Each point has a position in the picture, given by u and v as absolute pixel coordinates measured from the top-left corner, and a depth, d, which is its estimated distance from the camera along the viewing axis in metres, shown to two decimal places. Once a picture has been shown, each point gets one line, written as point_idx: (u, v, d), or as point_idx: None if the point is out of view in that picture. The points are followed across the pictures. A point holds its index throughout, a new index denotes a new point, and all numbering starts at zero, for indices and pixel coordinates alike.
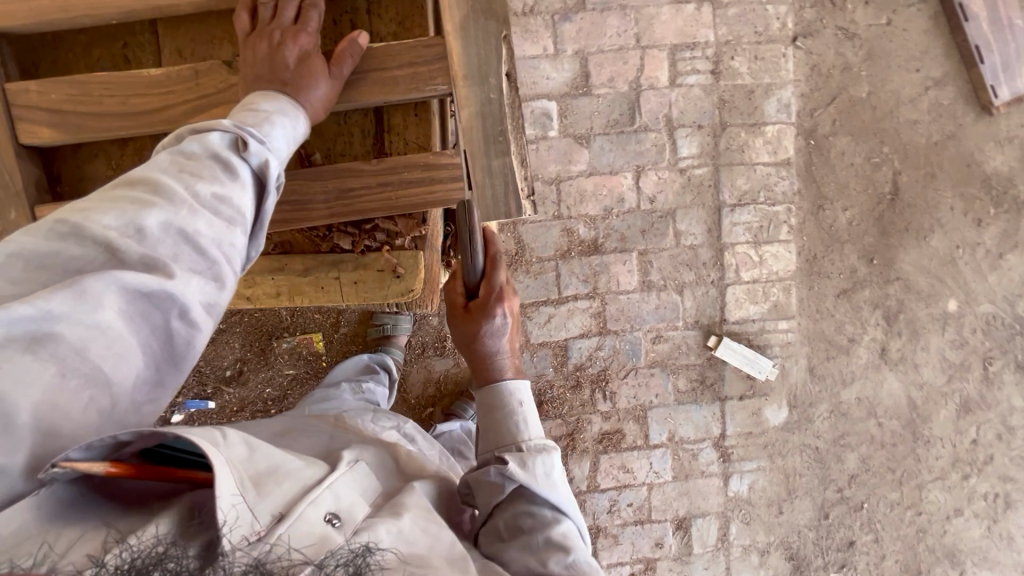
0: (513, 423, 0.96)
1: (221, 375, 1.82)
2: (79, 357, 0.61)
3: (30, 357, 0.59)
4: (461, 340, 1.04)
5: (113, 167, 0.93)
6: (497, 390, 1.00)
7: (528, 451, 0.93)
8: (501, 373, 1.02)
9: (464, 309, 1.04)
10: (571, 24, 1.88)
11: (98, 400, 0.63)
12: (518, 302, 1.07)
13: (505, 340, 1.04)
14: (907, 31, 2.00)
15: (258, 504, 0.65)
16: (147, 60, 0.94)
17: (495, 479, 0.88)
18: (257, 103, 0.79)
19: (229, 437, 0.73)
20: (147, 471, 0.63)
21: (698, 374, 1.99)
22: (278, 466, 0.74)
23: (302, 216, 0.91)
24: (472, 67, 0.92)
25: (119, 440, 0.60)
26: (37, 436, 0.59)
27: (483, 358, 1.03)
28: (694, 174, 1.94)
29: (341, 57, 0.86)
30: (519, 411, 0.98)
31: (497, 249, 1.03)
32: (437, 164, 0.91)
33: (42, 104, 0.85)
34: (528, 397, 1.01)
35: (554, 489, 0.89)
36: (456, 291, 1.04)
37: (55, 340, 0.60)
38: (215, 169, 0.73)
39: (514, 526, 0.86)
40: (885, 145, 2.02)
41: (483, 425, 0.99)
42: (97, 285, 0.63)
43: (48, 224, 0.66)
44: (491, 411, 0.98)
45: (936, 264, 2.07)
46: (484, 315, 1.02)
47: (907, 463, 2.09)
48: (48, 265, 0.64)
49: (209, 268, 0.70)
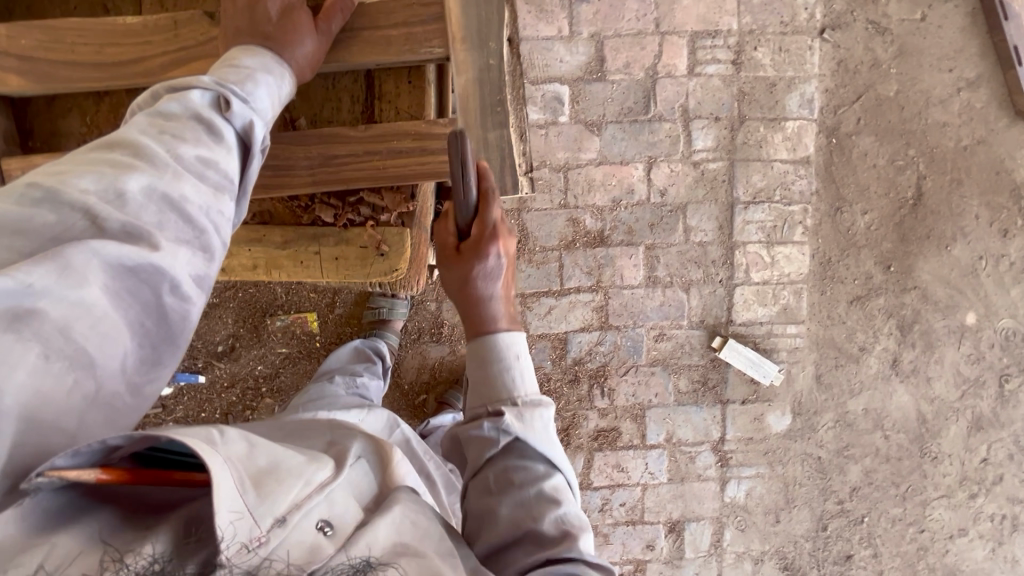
0: (507, 377, 0.84)
1: (213, 350, 1.78)
2: (63, 338, 0.54)
3: (11, 337, 0.51)
4: (451, 283, 0.87)
5: (88, 124, 0.89)
6: (492, 343, 0.85)
7: (523, 406, 0.83)
8: (497, 319, 0.87)
9: (454, 249, 0.87)
10: (588, 6, 1.81)
11: (82, 384, 0.56)
12: (515, 241, 0.90)
13: (501, 284, 0.87)
14: (942, 28, 1.90)
15: (259, 508, 0.59)
16: (127, 10, 0.89)
17: (488, 432, 0.82)
18: (240, 59, 0.73)
19: (228, 434, 0.65)
20: (143, 476, 0.56)
21: (700, 375, 1.92)
22: (280, 462, 0.66)
23: (282, 182, 0.86)
24: (473, 31, 0.86)
25: (110, 445, 0.53)
26: (16, 424, 0.51)
27: (475, 303, 0.87)
28: (708, 168, 1.87)
29: (329, 12, 0.80)
30: (514, 364, 0.85)
31: (491, 182, 0.83)
32: (429, 134, 0.86)
33: (11, 50, 0.81)
34: (525, 348, 0.87)
35: (548, 441, 0.83)
36: (447, 229, 0.87)
37: (35, 317, 0.53)
38: (200, 132, 0.67)
39: (504, 480, 0.80)
40: (911, 147, 1.93)
41: (473, 380, 0.86)
42: (77, 257, 0.56)
43: (18, 189, 0.58)
44: (482, 364, 0.85)
45: (956, 275, 1.98)
46: (478, 256, 0.85)
47: (912, 479, 2.02)
48: (21, 230, 0.56)
49: (196, 237, 0.64)
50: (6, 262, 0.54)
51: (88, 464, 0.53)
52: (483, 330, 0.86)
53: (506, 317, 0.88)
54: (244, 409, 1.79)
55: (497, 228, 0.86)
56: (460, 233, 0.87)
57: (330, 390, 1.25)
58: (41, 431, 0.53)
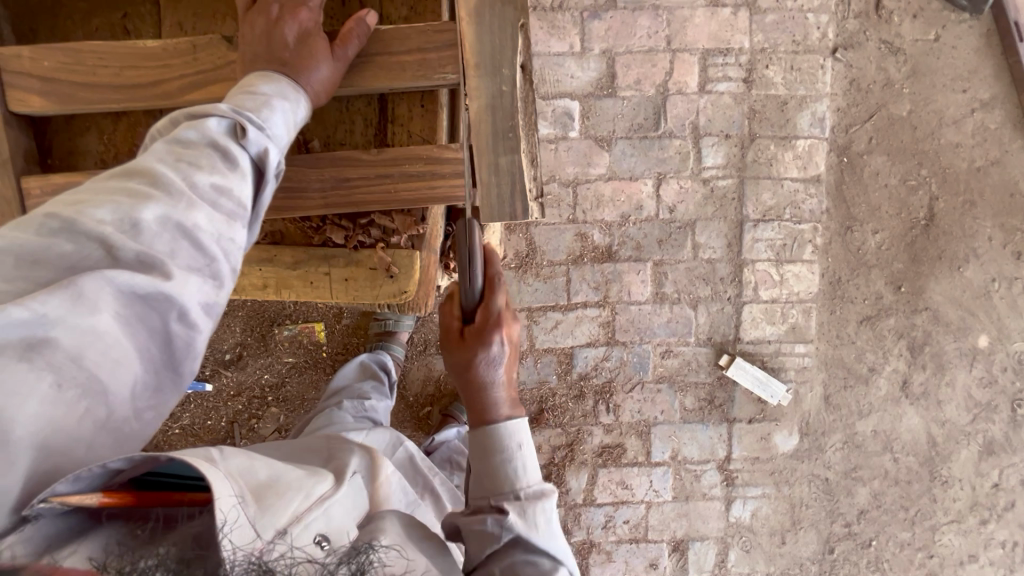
0: (510, 471, 0.82)
1: (220, 358, 1.79)
2: (75, 366, 0.55)
3: (24, 367, 0.52)
4: (455, 370, 0.87)
5: (105, 143, 0.91)
6: (496, 435, 0.84)
7: (527, 499, 0.81)
8: (501, 411, 0.86)
9: (458, 333, 0.87)
10: (600, 22, 1.81)
11: (94, 410, 0.57)
12: (518, 327, 0.90)
13: (504, 372, 0.87)
14: (956, 49, 1.89)
15: (259, 519, 0.59)
16: (147, 32, 0.91)
17: (490, 528, 0.79)
18: (257, 85, 0.74)
19: (228, 453, 0.66)
20: (146, 498, 0.56)
21: (707, 393, 1.91)
22: (279, 478, 0.67)
23: (295, 203, 0.87)
24: (486, 56, 0.86)
25: (111, 469, 0.54)
26: (32, 454, 0.53)
27: (477, 392, 0.86)
28: (718, 185, 1.86)
29: (346, 37, 0.81)
30: (518, 457, 0.83)
31: (497, 270, 0.87)
32: (441, 158, 0.87)
33: (33, 71, 0.82)
34: (528, 437, 0.86)
35: (551, 533, 0.81)
36: (452, 312, 0.89)
37: (48, 347, 0.54)
38: (215, 158, 0.67)
39: (509, 574, 0.76)
40: (923, 167, 1.91)
41: (475, 473, 0.84)
42: (91, 286, 0.57)
43: (37, 218, 0.59)
44: (486, 459, 0.83)
45: (968, 297, 1.96)
46: (482, 343, 0.86)
47: (921, 503, 1.99)
48: (39, 260, 0.57)
49: (207, 265, 0.64)
50: (22, 293, 0.56)
51: (89, 488, 0.54)
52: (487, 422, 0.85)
53: (508, 405, 0.88)
54: (250, 417, 1.80)
55: (501, 316, 0.87)
56: (465, 317, 0.89)
57: (339, 415, 1.23)
58: (53, 456, 0.55)
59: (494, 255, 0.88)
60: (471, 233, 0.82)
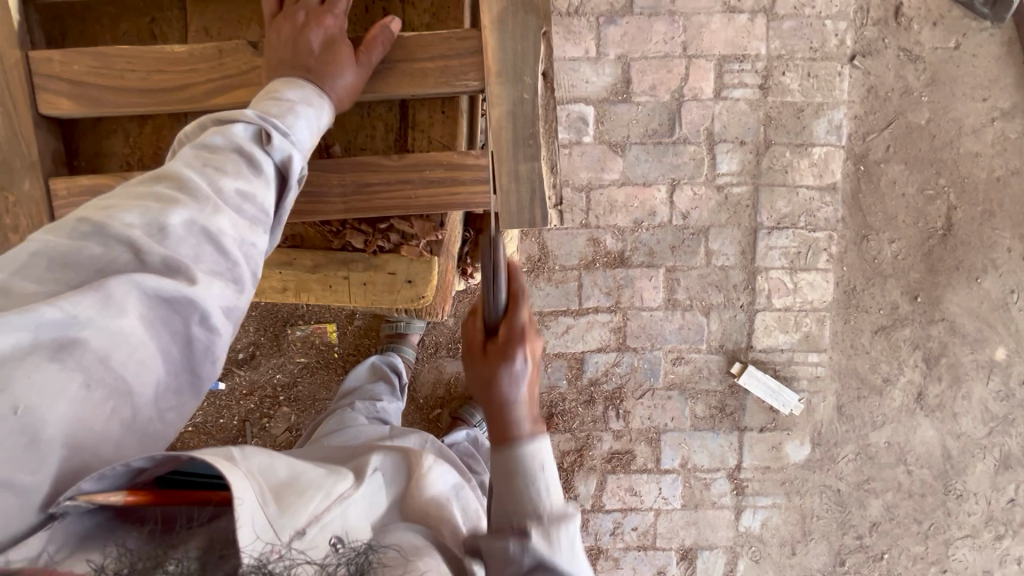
0: (533, 495, 0.76)
1: (234, 357, 1.81)
2: (102, 367, 0.56)
3: (55, 367, 0.54)
4: (475, 385, 0.81)
5: (130, 145, 0.92)
6: (517, 458, 0.77)
7: (551, 521, 0.75)
8: (524, 429, 0.79)
9: (480, 348, 0.82)
10: (616, 28, 1.81)
11: (120, 411, 0.58)
12: (542, 342, 0.85)
13: (527, 389, 0.80)
14: (977, 57, 1.87)
15: (279, 518, 0.60)
16: (173, 36, 0.92)
17: (511, 551, 0.74)
18: (282, 91, 0.75)
19: (250, 453, 0.67)
20: (167, 497, 0.57)
21: (718, 401, 1.89)
22: (299, 476, 0.69)
23: (316, 209, 0.87)
24: (508, 64, 0.85)
25: (134, 467, 0.55)
26: (62, 452, 0.54)
27: (499, 410, 0.79)
28: (732, 192, 1.85)
29: (370, 44, 0.82)
30: (541, 477, 0.77)
31: (521, 284, 0.83)
32: (461, 164, 0.87)
33: (63, 75, 0.84)
34: (551, 456, 0.79)
35: (575, 560, 0.76)
36: (475, 325, 0.84)
37: (77, 348, 0.55)
38: (240, 164, 0.68)
39: None
40: (941, 176, 1.89)
41: (498, 497, 0.78)
42: (118, 289, 0.58)
43: (69, 223, 0.61)
44: (508, 480, 0.77)
45: (986, 308, 1.93)
46: (506, 358, 0.80)
47: (935, 516, 1.96)
48: (70, 262, 0.59)
49: (229, 270, 0.65)
50: (54, 294, 0.57)
51: (114, 486, 0.55)
52: (508, 442, 0.78)
53: (532, 421, 0.81)
54: (262, 417, 1.81)
55: (525, 330, 0.82)
56: (487, 330, 0.84)
57: (351, 415, 1.23)
58: (82, 456, 0.56)
59: (518, 269, 0.84)
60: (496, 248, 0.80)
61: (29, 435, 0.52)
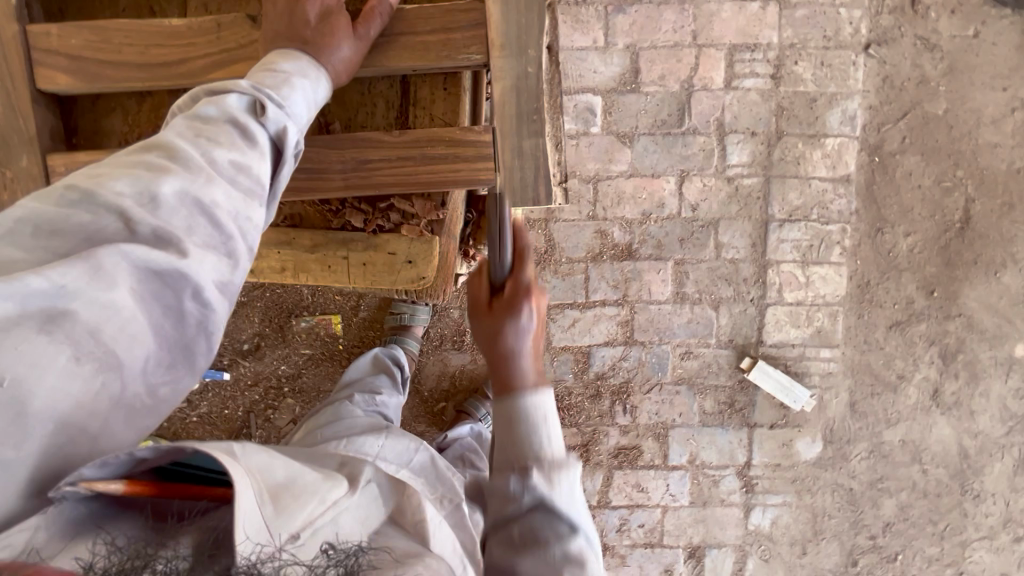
0: (538, 440, 0.76)
1: (238, 347, 1.80)
2: (92, 340, 0.55)
3: (44, 338, 0.53)
4: (483, 340, 0.85)
5: (129, 123, 0.91)
6: (521, 404, 0.78)
7: (553, 466, 0.75)
8: (527, 378, 0.81)
9: (487, 304, 0.86)
10: (625, 17, 1.78)
11: (109, 386, 0.57)
12: (547, 299, 0.89)
13: (532, 341, 0.84)
14: (996, 46, 1.82)
15: (274, 523, 0.59)
16: (173, 12, 0.91)
17: (513, 491, 0.73)
18: (278, 63, 0.73)
19: (248, 446, 0.66)
20: (166, 489, 0.58)
21: (727, 397, 1.86)
22: (298, 478, 0.67)
23: (314, 186, 0.86)
24: (511, 36, 0.83)
25: (137, 457, 0.56)
26: (49, 428, 0.54)
27: (505, 358, 0.82)
28: (742, 183, 1.82)
29: (368, 16, 0.80)
30: (543, 425, 0.77)
31: (526, 242, 0.87)
32: (463, 140, 0.86)
33: (61, 49, 0.83)
34: (554, 408, 0.80)
35: (575, 507, 0.75)
36: (480, 284, 0.88)
37: (66, 319, 0.54)
38: (234, 135, 0.66)
39: (528, 535, 0.71)
40: (959, 168, 1.84)
41: (501, 443, 0.77)
42: (107, 259, 0.56)
43: (58, 191, 0.59)
44: (510, 425, 0.77)
45: (1005, 303, 1.88)
46: (512, 312, 0.84)
47: (951, 517, 1.91)
48: (58, 231, 0.57)
49: (223, 243, 0.63)
50: (40, 262, 0.56)
51: (114, 476, 0.56)
52: (512, 389, 0.79)
53: (534, 374, 0.83)
54: (266, 408, 1.81)
55: (530, 287, 0.86)
56: (493, 289, 0.88)
57: (349, 408, 1.21)
58: (69, 432, 0.55)
59: (523, 230, 0.88)
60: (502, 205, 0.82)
61: (15, 410, 0.51)
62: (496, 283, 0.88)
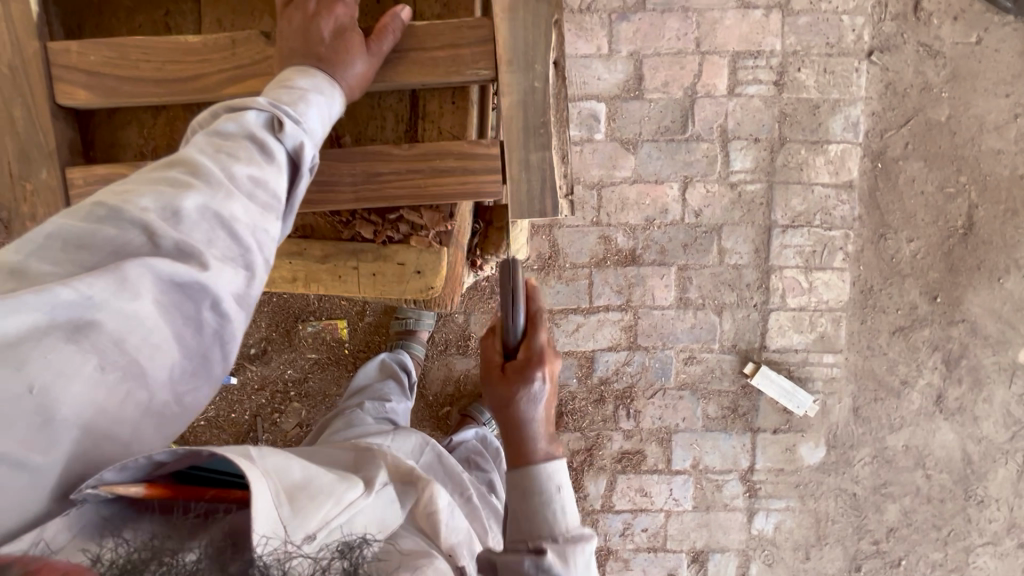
0: (552, 514, 0.78)
1: (246, 352, 1.82)
2: (117, 350, 0.57)
3: (72, 348, 0.55)
4: (495, 406, 0.85)
5: (144, 136, 0.93)
6: (536, 476, 0.80)
7: (566, 541, 0.77)
8: (540, 450, 0.82)
9: (500, 368, 0.86)
10: (628, 24, 1.80)
11: (134, 394, 0.59)
12: (558, 363, 0.90)
13: (544, 408, 0.85)
14: (999, 52, 1.83)
15: (292, 523, 0.60)
16: (187, 27, 0.93)
17: (528, 569, 0.73)
18: (294, 80, 0.75)
19: (265, 450, 0.68)
20: (183, 492, 0.60)
21: (730, 401, 1.87)
22: (314, 479, 0.67)
23: (327, 198, 0.88)
24: (518, 53, 0.85)
25: (154, 460, 0.58)
26: (74, 434, 0.55)
27: (518, 427, 0.83)
28: (746, 189, 1.83)
29: (381, 32, 0.82)
30: (556, 498, 0.79)
31: (539, 307, 0.88)
32: (471, 153, 0.87)
33: (79, 65, 0.85)
34: (567, 479, 0.82)
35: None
36: (494, 347, 0.88)
37: (92, 330, 0.55)
38: (253, 151, 0.68)
39: None
40: (962, 174, 1.85)
41: (516, 516, 0.79)
42: (132, 272, 0.58)
43: (86, 207, 0.61)
44: (524, 499, 0.79)
45: (1009, 309, 1.88)
46: (524, 379, 0.84)
47: (954, 523, 1.91)
48: (84, 245, 0.59)
49: (241, 255, 0.65)
50: (67, 275, 0.57)
51: (135, 479, 0.58)
52: (526, 460, 0.81)
53: (546, 443, 0.84)
54: (273, 412, 1.83)
55: (544, 352, 0.86)
56: (506, 353, 0.88)
57: (357, 414, 1.23)
58: (91, 439, 0.57)
59: (535, 293, 0.89)
60: (514, 272, 0.84)
61: (42, 417, 0.53)
62: (509, 346, 0.88)
